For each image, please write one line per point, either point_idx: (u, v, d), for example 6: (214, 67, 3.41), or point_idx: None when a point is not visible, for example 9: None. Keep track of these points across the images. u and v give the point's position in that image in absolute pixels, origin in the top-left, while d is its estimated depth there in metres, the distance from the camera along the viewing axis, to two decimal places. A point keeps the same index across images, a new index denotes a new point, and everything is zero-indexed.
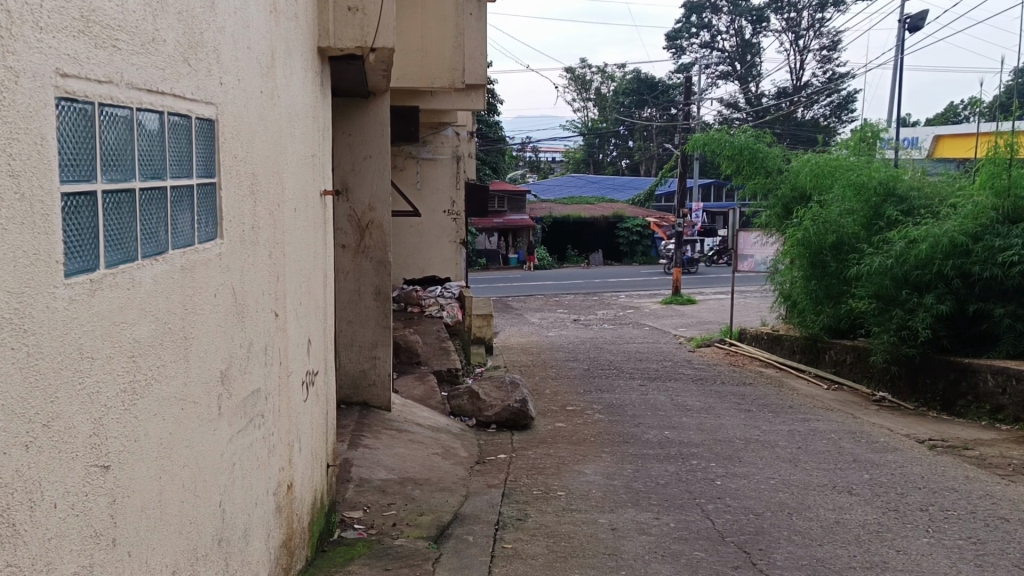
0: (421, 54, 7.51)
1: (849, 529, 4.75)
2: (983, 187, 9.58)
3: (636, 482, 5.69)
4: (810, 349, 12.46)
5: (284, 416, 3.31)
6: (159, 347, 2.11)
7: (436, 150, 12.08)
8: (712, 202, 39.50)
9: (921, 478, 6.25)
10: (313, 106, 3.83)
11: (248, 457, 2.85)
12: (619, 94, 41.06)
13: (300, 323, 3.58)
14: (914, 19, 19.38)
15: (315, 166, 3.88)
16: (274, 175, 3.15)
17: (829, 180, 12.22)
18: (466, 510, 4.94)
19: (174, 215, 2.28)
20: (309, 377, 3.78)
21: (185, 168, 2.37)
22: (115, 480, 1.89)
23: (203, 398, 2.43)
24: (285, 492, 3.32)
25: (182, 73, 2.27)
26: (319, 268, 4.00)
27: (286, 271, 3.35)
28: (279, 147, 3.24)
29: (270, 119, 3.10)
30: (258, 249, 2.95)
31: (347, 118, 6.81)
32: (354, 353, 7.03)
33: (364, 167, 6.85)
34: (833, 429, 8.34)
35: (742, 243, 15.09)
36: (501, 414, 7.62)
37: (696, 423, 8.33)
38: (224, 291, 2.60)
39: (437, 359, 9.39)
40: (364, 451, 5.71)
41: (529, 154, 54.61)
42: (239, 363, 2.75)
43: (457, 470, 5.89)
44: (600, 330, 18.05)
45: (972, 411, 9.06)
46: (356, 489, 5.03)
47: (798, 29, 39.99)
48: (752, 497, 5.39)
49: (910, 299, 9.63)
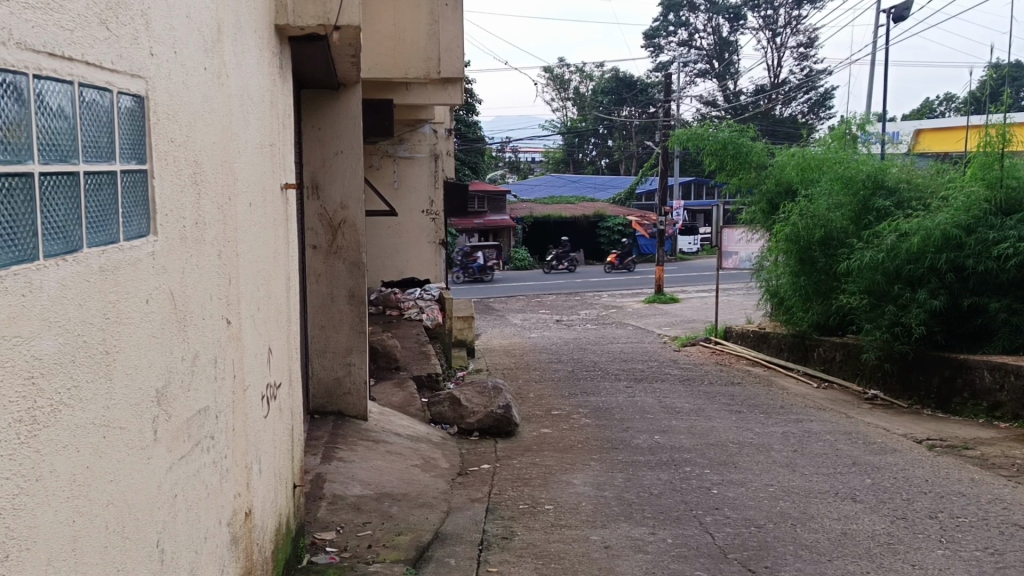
0: (393, 45, 7.41)
1: (858, 542, 4.43)
2: (976, 178, 9.28)
3: (628, 492, 5.36)
4: (799, 347, 12.19)
5: (239, 435, 2.95)
6: (68, 363, 1.75)
7: (414, 148, 11.74)
8: (693, 200, 39.33)
9: (925, 482, 5.95)
10: (271, 90, 3.47)
11: (194, 486, 2.49)
12: (598, 93, 40.81)
13: (258, 332, 3.22)
14: (898, 10, 19.22)
15: (274, 157, 3.51)
16: (223, 165, 2.79)
17: (816, 174, 11.97)
18: (447, 528, 4.59)
19: (89, 204, 1.92)
20: (271, 391, 3.42)
21: (107, 151, 2.00)
22: (9, 529, 1.52)
23: (133, 423, 2.07)
24: (242, 520, 2.95)
25: (99, 37, 1.91)
26: (281, 270, 3.64)
27: (240, 275, 2.98)
28: (230, 133, 2.88)
29: (218, 103, 2.74)
30: (205, 248, 2.59)
31: (316, 111, 6.47)
32: (328, 360, 6.66)
33: (335, 163, 6.50)
34: (828, 430, 8.06)
35: (726, 239, 14.62)
36: (484, 420, 7.27)
37: (687, 426, 8.03)
38: (159, 296, 2.24)
39: (417, 363, 9.04)
40: (338, 465, 5.35)
41: (508, 155, 54.24)
42: (180, 379, 2.38)
43: (438, 482, 5.53)
44: (584, 331, 17.71)
45: (968, 408, 8.81)
46: (329, 507, 4.67)
47: (775, 27, 39.93)
48: (752, 507, 5.06)
49: (903, 294, 9.38)
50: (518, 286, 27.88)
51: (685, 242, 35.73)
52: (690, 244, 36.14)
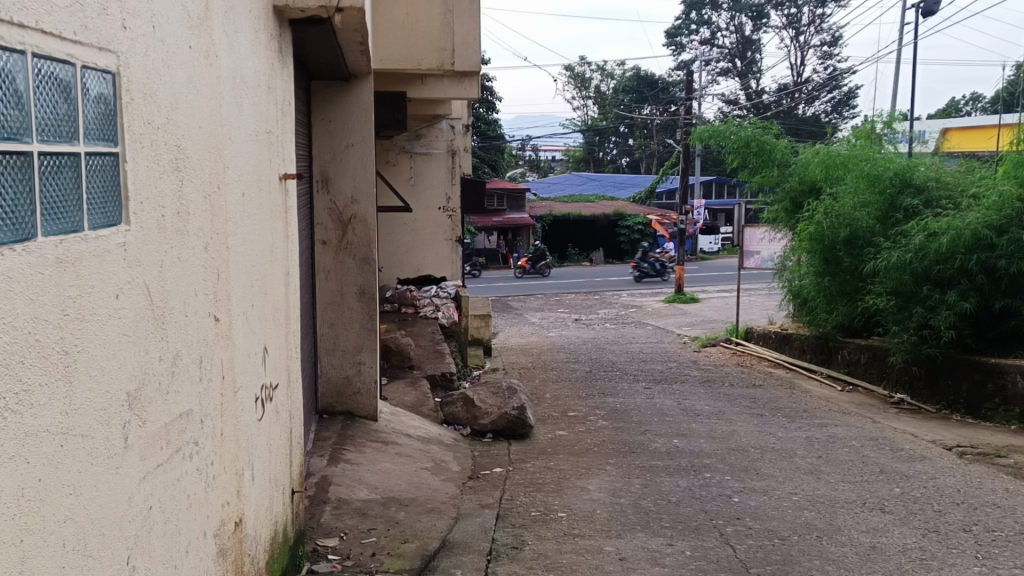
0: (406, 35, 7.23)
1: (889, 557, 4.20)
2: (1009, 177, 8.85)
3: (645, 500, 5.14)
4: (823, 349, 11.93)
5: (229, 439, 2.76)
6: (16, 365, 1.56)
7: (430, 144, 11.57)
8: (714, 199, 38.98)
9: (957, 492, 5.70)
10: (269, 73, 3.28)
11: (174, 497, 2.30)
12: (619, 91, 40.55)
13: (251, 330, 3.04)
14: (926, 5, 18.84)
15: (271, 145, 3.32)
16: (212, 152, 2.61)
17: (841, 172, 11.68)
18: (455, 537, 4.39)
19: (44, 188, 1.74)
20: (266, 392, 3.24)
21: (66, 129, 1.82)
22: None
23: (98, 430, 1.88)
24: (232, 530, 2.76)
25: (57, 3, 1.72)
26: (279, 264, 3.46)
27: (230, 270, 2.80)
28: (219, 118, 2.69)
29: (206, 85, 2.55)
30: (188, 240, 2.40)
31: (326, 103, 6.32)
32: (337, 359, 6.47)
33: (345, 156, 6.36)
34: (854, 435, 7.81)
35: (747, 238, 14.43)
36: (497, 422, 7.06)
37: (707, 430, 7.80)
38: (132, 290, 2.04)
39: (431, 362, 8.85)
40: (345, 467, 5.17)
41: (528, 153, 54.05)
42: (156, 381, 2.19)
43: (448, 487, 5.33)
44: (603, 330, 17.48)
45: (1000, 414, 8.52)
46: (333, 512, 4.49)
47: (799, 25, 39.49)
48: (775, 517, 4.83)
49: (932, 296, 9.10)
50: (537, 284, 27.71)
51: (706, 242, 35.47)
52: (711, 244, 35.85)
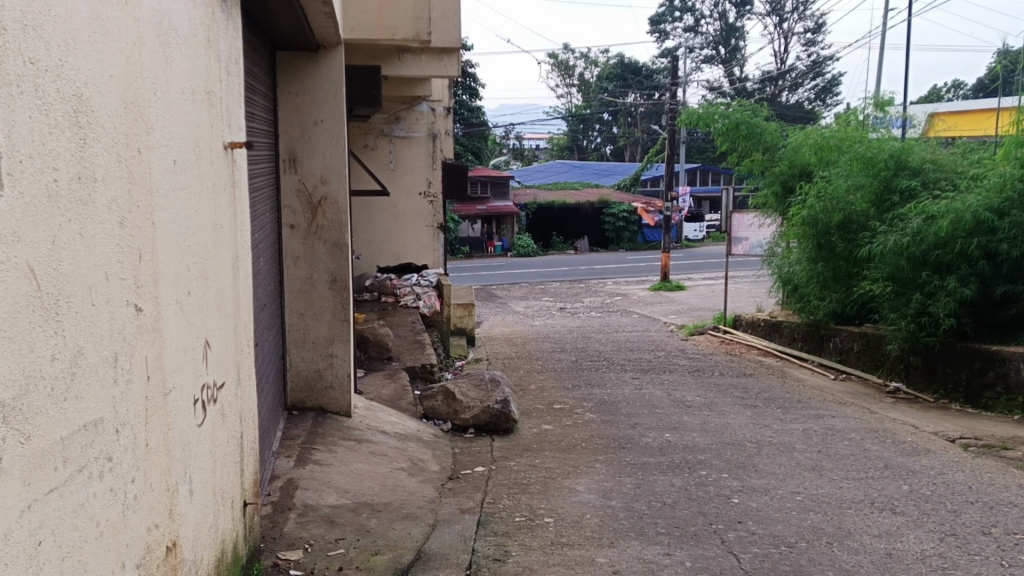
0: (380, 2, 6.80)
1: (907, 566, 3.83)
2: (1008, 158, 8.53)
3: (638, 502, 4.76)
4: (814, 336, 11.60)
5: (157, 450, 2.34)
6: None
7: (410, 127, 11.13)
8: (699, 187, 38.80)
9: (969, 489, 5.34)
10: (207, 27, 2.85)
11: (77, 526, 1.87)
12: (602, 78, 40.22)
13: (187, 322, 2.62)
14: None
15: (212, 109, 2.91)
16: (129, 107, 2.19)
17: (834, 155, 11.31)
18: (432, 547, 3.99)
19: None
20: (208, 393, 2.82)
21: None
22: None
23: None
24: (162, 555, 2.35)
25: None
26: (225, 245, 3.06)
27: (157, 249, 2.37)
28: (140, 66, 2.26)
29: (118, 23, 2.12)
30: (96, 209, 1.99)
31: (294, 76, 5.93)
32: (307, 351, 6.04)
33: (315, 133, 5.95)
34: (851, 426, 7.46)
35: (736, 224, 14.07)
36: (480, 417, 6.65)
37: (699, 422, 7.43)
38: (6, 272, 1.61)
39: (410, 352, 8.44)
40: (313, 469, 4.76)
41: (511, 142, 53.67)
42: (47, 385, 1.75)
43: (425, 490, 4.93)
44: (587, 319, 17.13)
45: (1001, 404, 8.20)
46: (297, 520, 4.07)
47: (783, 12, 39.27)
48: (779, 521, 4.46)
49: (930, 282, 8.73)
50: (522, 273, 27.33)
51: (692, 229, 35.77)
52: (697, 231, 35.89)
